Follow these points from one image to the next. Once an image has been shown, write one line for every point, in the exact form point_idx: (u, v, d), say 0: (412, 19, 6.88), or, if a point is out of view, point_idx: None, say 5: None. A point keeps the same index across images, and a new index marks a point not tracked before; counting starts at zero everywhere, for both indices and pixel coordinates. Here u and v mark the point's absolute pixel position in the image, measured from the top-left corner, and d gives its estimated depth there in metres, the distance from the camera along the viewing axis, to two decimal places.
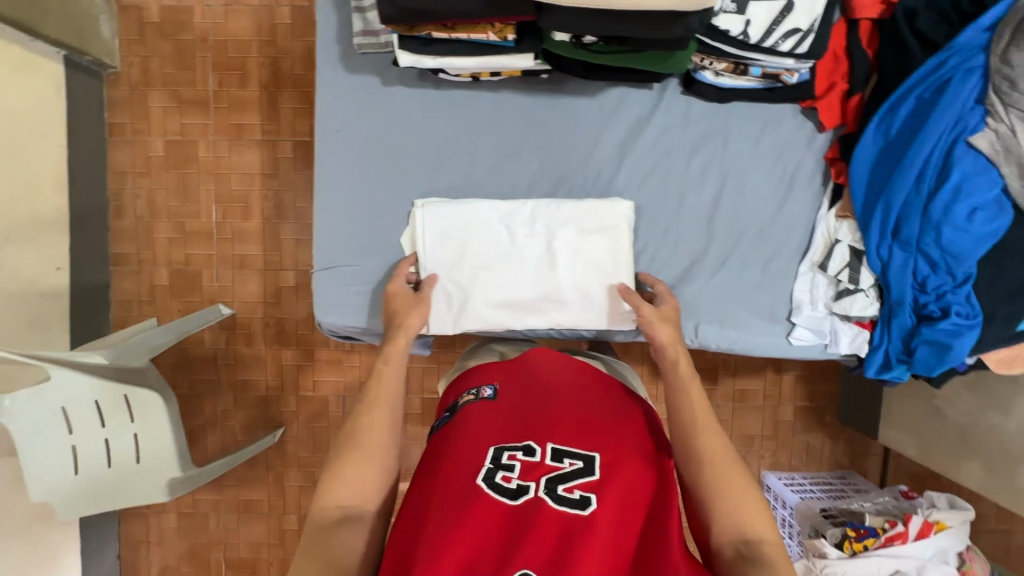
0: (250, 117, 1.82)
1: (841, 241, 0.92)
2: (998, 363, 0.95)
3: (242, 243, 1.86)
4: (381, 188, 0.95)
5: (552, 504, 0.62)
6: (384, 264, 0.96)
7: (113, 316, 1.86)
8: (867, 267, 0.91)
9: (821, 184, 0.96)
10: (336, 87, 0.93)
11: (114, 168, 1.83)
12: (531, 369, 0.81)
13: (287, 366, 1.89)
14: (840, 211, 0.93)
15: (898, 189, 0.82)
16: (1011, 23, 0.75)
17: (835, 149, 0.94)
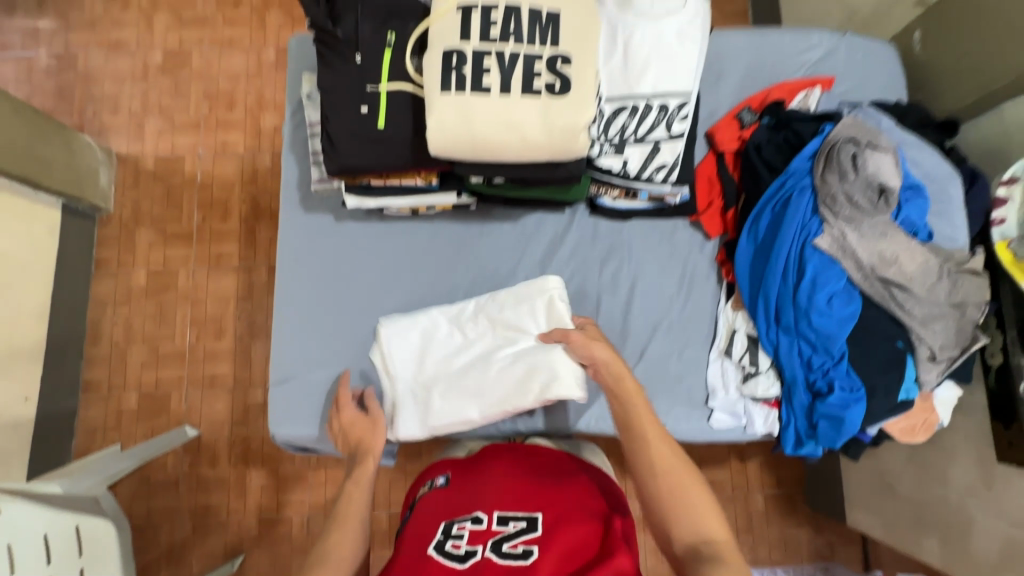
0: (230, 246, 1.99)
1: (738, 329, 1.05)
2: (901, 432, 1.04)
3: (213, 363, 1.93)
4: (334, 306, 1.08)
5: (497, 560, 0.70)
6: (335, 374, 1.05)
7: (76, 444, 1.86)
8: (763, 351, 1.03)
9: (717, 281, 1.11)
10: (297, 224, 1.09)
11: (96, 299, 1.95)
12: (484, 455, 0.93)
13: (251, 486, 1.86)
14: (735, 303, 1.07)
15: (771, 284, 0.97)
16: (824, 154, 0.95)
17: (722, 252, 1.11)
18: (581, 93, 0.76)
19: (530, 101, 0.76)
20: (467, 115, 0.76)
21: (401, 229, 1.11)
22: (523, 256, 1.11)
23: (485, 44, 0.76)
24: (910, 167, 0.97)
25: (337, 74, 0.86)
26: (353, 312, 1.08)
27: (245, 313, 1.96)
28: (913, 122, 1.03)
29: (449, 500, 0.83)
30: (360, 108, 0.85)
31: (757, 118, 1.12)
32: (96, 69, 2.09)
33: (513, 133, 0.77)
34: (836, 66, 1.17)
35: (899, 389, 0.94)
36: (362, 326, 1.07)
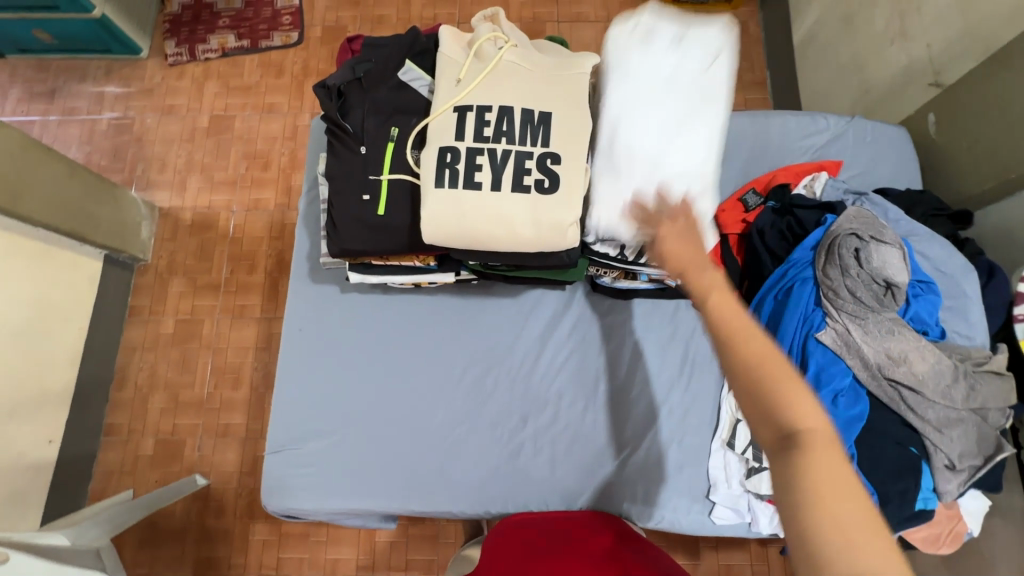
0: (253, 298, 2.08)
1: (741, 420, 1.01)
2: (924, 542, 0.95)
3: (228, 412, 1.97)
4: (334, 376, 1.09)
5: None
6: (328, 446, 1.06)
7: (92, 487, 1.90)
8: None
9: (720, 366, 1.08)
10: (304, 294, 1.13)
11: (126, 344, 2.05)
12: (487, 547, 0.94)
13: (254, 540, 1.86)
14: None
15: None
16: (826, 246, 0.93)
17: None
18: (569, 192, 0.78)
19: (520, 196, 0.78)
20: (460, 209, 0.79)
21: (404, 302, 1.13)
22: (522, 331, 1.11)
23: (478, 142, 0.80)
24: (920, 261, 0.94)
25: (342, 163, 0.91)
26: (351, 382, 1.09)
27: (263, 363, 2.01)
28: (923, 211, 1.00)
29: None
30: (361, 195, 0.89)
31: (762, 200, 1.12)
32: (149, 131, 2.28)
33: (502, 227, 0.79)
34: (843, 151, 1.17)
35: (916, 498, 0.88)
36: (359, 397, 1.08)
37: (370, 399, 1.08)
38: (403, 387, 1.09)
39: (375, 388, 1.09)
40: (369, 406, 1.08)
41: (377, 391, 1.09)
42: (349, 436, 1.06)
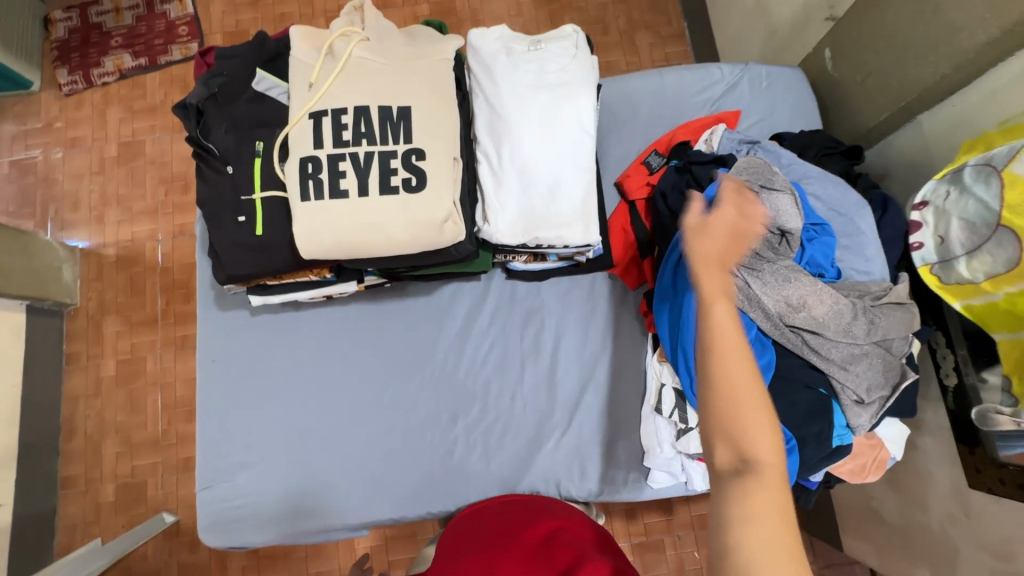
0: (195, 327, 2.02)
1: (666, 384, 1.01)
2: (851, 474, 0.99)
3: (186, 446, 1.93)
4: (256, 403, 1.07)
5: None
6: (259, 473, 1.04)
7: (57, 543, 1.86)
8: (691, 406, 0.98)
9: (642, 334, 1.08)
10: (214, 323, 1.09)
11: (69, 393, 1.97)
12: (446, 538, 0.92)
13: (233, 569, 1.85)
14: (661, 355, 1.03)
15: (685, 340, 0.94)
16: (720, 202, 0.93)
17: (644, 304, 1.08)
18: (436, 187, 0.75)
19: (389, 198, 0.75)
20: (329, 221, 0.76)
21: (319, 316, 1.10)
22: (442, 329, 1.09)
23: (339, 148, 0.76)
24: (814, 203, 0.95)
25: (212, 187, 0.86)
26: (277, 406, 1.07)
27: None
28: (817, 152, 1.01)
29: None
30: (236, 218, 0.85)
31: (665, 161, 1.11)
32: (56, 169, 2.16)
33: (376, 233, 0.76)
34: (741, 100, 1.16)
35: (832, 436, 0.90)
36: (286, 420, 1.06)
37: (297, 420, 1.06)
38: (328, 402, 1.07)
39: (300, 408, 1.06)
40: (297, 427, 1.06)
41: (303, 411, 1.06)
42: (281, 461, 1.04)
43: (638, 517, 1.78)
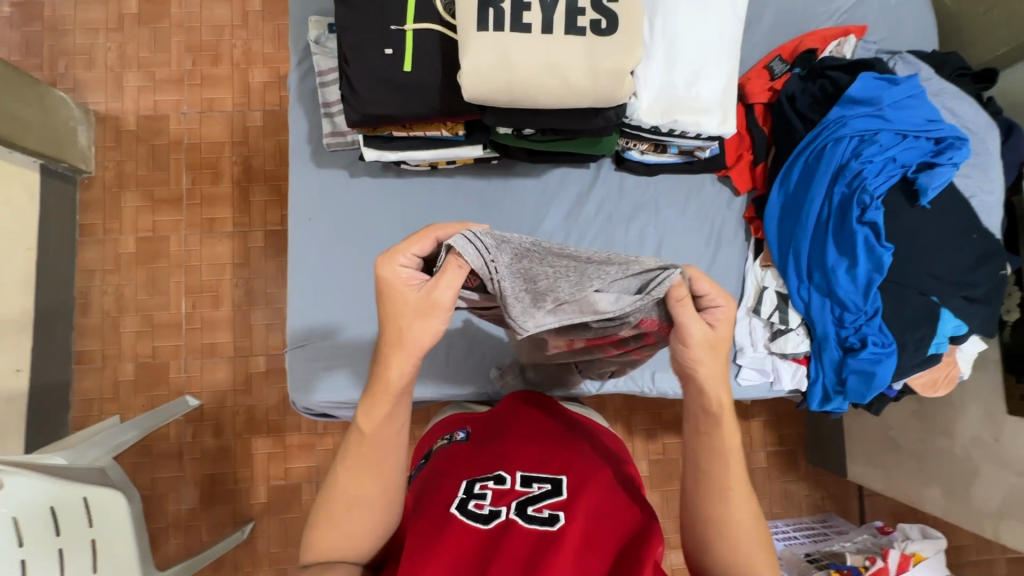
0: (223, 211, 1.91)
1: (768, 287, 1.04)
2: (924, 387, 1.05)
3: (212, 331, 1.87)
4: (351, 267, 1.03)
5: (521, 523, 0.69)
6: (351, 337, 1.02)
7: (73, 417, 1.80)
8: (793, 307, 1.01)
9: (744, 239, 1.09)
10: (310, 181, 1.04)
11: (84, 267, 1.86)
12: (501, 420, 0.90)
13: (258, 455, 1.85)
14: (763, 260, 1.06)
15: (801, 242, 0.97)
16: (862, 102, 0.92)
17: (751, 210, 1.08)
18: (628, 35, 0.73)
19: (575, 40, 0.72)
20: (507, 55, 0.71)
21: (422, 186, 1.06)
22: (548, 214, 1.07)
23: None
24: (949, 117, 0.95)
25: (356, 12, 0.80)
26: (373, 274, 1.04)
27: (243, 280, 1.89)
28: (950, 71, 1.00)
29: (471, 454, 0.82)
30: (383, 49, 0.79)
31: (788, 68, 1.06)
32: (66, 19, 1.93)
33: (554, 76, 0.72)
34: (867, 13, 1.13)
35: (929, 343, 0.95)
36: None
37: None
38: None
39: None
40: None
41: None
42: (375, 328, 1.03)
43: None
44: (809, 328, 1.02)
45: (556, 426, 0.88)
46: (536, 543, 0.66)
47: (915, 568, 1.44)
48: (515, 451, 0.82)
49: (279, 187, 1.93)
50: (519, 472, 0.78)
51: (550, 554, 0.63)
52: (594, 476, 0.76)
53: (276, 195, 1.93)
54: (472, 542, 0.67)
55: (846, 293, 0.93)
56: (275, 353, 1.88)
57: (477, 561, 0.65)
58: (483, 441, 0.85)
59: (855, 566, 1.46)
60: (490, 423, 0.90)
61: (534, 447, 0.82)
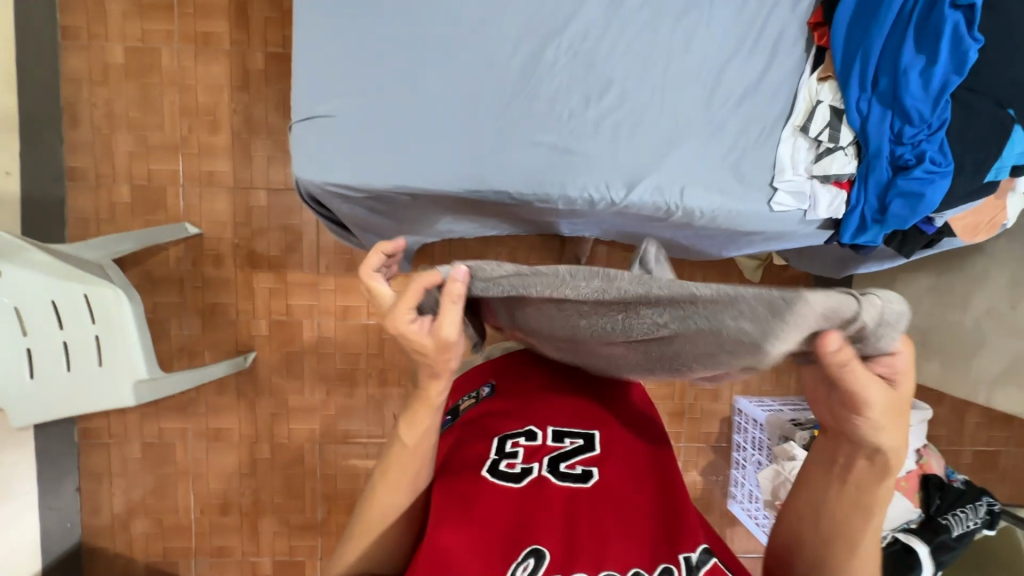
0: (218, 25, 1.73)
1: (822, 101, 1.02)
2: (964, 231, 1.07)
3: (210, 158, 1.78)
4: (352, 24, 0.95)
5: (555, 480, 0.80)
6: (356, 108, 0.94)
7: (69, 234, 1.76)
8: (845, 125, 1.01)
9: (805, 51, 1.06)
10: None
11: (69, 75, 1.72)
12: (521, 372, 0.99)
13: (259, 289, 1.84)
14: (822, 73, 1.03)
15: (875, 39, 0.96)
16: None
17: (818, 15, 1.04)
18: None
19: None
20: None
21: None
22: None
23: None
24: None
25: None
26: (391, 29, 0.95)
27: (242, 104, 1.76)
28: None
29: (495, 410, 0.92)
30: None
31: None
32: None
33: None
34: None
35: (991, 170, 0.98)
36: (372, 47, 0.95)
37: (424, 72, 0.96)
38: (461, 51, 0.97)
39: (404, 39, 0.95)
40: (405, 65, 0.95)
41: (422, 44, 0.96)
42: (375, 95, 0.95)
43: None
44: (858, 150, 1.03)
45: (584, 378, 0.97)
46: (571, 498, 0.78)
47: None
48: (544, 405, 0.91)
49: (280, 2, 1.73)
50: (550, 427, 0.88)
51: (588, 510, 0.77)
52: (619, 433, 0.87)
53: (277, 12, 1.74)
54: (513, 496, 0.79)
55: (918, 97, 0.94)
56: (276, 188, 1.80)
57: (517, 523, 0.76)
58: (509, 395, 0.94)
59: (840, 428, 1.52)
60: (508, 378, 0.98)
61: (563, 399, 0.92)
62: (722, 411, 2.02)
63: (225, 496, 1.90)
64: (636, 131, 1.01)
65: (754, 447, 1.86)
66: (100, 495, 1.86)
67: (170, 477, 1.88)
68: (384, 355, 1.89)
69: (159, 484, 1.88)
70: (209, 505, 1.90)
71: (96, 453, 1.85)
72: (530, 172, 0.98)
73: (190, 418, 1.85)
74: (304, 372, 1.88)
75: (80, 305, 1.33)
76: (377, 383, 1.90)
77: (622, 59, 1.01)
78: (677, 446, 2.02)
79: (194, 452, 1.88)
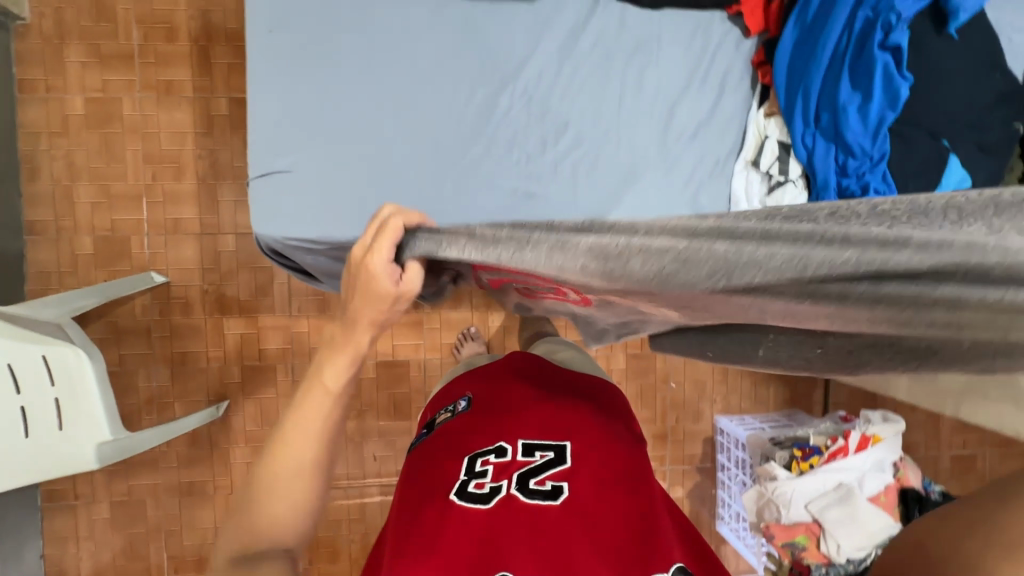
0: (181, 73, 1.73)
1: (769, 136, 1.17)
2: None
3: (176, 205, 1.75)
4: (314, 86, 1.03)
5: (523, 497, 0.79)
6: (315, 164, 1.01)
7: (30, 289, 1.71)
8: (792, 158, 1.17)
9: (751, 88, 1.21)
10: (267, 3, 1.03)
11: (27, 128, 1.69)
12: (502, 384, 1.03)
13: (231, 335, 1.80)
14: (767, 110, 1.19)
15: (815, 77, 1.11)
16: None
17: (761, 56, 1.20)
18: None
19: None
20: None
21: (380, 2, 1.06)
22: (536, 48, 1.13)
23: None
24: None
25: None
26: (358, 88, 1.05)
27: (207, 150, 1.75)
28: None
29: (470, 425, 0.94)
30: None
31: None
32: None
33: None
34: None
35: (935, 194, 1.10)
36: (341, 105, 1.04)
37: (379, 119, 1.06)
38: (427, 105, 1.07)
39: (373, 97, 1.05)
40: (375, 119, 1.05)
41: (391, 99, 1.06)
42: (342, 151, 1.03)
43: None
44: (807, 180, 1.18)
45: (559, 393, 0.99)
46: (539, 512, 0.76)
47: (873, 448, 1.49)
48: (518, 419, 0.92)
49: (243, 48, 1.74)
50: (520, 443, 0.88)
51: (557, 524, 0.74)
52: (593, 445, 0.86)
53: (240, 58, 1.75)
54: (480, 513, 0.77)
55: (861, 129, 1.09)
56: (245, 232, 1.78)
57: (482, 540, 0.74)
58: (485, 409, 0.96)
59: (817, 445, 1.58)
60: (486, 393, 1.01)
61: (535, 413, 0.93)
62: (704, 432, 2.02)
63: (200, 552, 1.83)
64: (593, 170, 1.14)
65: (737, 467, 1.86)
66: (66, 560, 1.77)
67: (141, 536, 1.80)
68: (361, 397, 1.86)
69: (129, 544, 1.80)
70: (183, 563, 1.83)
71: (61, 516, 1.77)
72: (493, 213, 1.09)
73: (161, 473, 1.79)
74: (279, 418, 1.83)
75: (39, 366, 1.29)
76: (354, 425, 1.87)
77: (576, 105, 1.14)
78: (663, 470, 2.01)
79: (166, 508, 1.81)
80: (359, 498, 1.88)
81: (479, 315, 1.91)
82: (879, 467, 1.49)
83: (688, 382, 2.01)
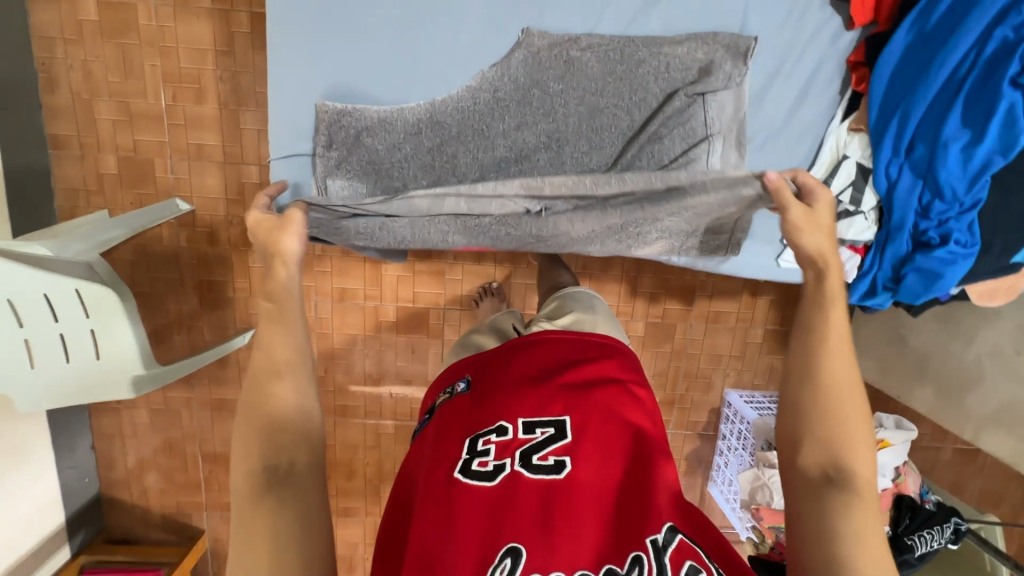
0: None
1: (849, 156, 1.25)
2: (981, 297, 1.23)
3: (197, 130, 1.68)
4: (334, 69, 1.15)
5: (528, 474, 0.84)
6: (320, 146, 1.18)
7: (60, 206, 1.72)
8: (872, 187, 1.23)
9: (840, 93, 1.25)
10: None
11: (40, 33, 1.59)
12: (507, 360, 1.05)
13: (256, 267, 1.82)
14: (852, 126, 1.24)
15: (915, 107, 1.12)
16: None
17: (859, 55, 1.20)
18: None
19: None
20: None
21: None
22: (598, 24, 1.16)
23: None
24: None
25: None
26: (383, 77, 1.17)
27: (228, 72, 1.64)
28: None
29: (471, 408, 0.96)
30: None
31: None
32: None
33: None
34: None
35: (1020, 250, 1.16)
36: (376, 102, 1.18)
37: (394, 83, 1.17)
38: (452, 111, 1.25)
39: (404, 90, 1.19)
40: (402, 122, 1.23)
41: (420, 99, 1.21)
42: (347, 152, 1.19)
43: (660, 302, 1.93)
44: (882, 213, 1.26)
45: (560, 363, 1.02)
46: (545, 489, 0.82)
47: (879, 452, 1.48)
48: (517, 400, 0.94)
49: None
50: (520, 421, 0.91)
51: (563, 496, 0.80)
52: (592, 418, 0.90)
53: None
54: (488, 494, 0.82)
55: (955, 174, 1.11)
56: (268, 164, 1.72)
57: (489, 511, 0.80)
58: (483, 392, 0.99)
59: None
60: (486, 373, 1.04)
61: (535, 391, 0.96)
62: (712, 402, 2.05)
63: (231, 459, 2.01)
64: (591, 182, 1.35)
65: (737, 440, 1.92)
66: (113, 453, 1.97)
67: (177, 439, 1.98)
68: (381, 337, 1.91)
69: (168, 444, 1.99)
70: (215, 466, 2.02)
71: (106, 418, 1.93)
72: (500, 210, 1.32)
73: (193, 389, 1.91)
74: None
75: (71, 299, 1.32)
76: (373, 363, 1.93)
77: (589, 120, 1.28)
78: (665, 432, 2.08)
79: (199, 419, 1.96)
80: (374, 427, 2.00)
81: (502, 269, 1.88)
82: (879, 471, 1.50)
83: (703, 353, 2.01)
